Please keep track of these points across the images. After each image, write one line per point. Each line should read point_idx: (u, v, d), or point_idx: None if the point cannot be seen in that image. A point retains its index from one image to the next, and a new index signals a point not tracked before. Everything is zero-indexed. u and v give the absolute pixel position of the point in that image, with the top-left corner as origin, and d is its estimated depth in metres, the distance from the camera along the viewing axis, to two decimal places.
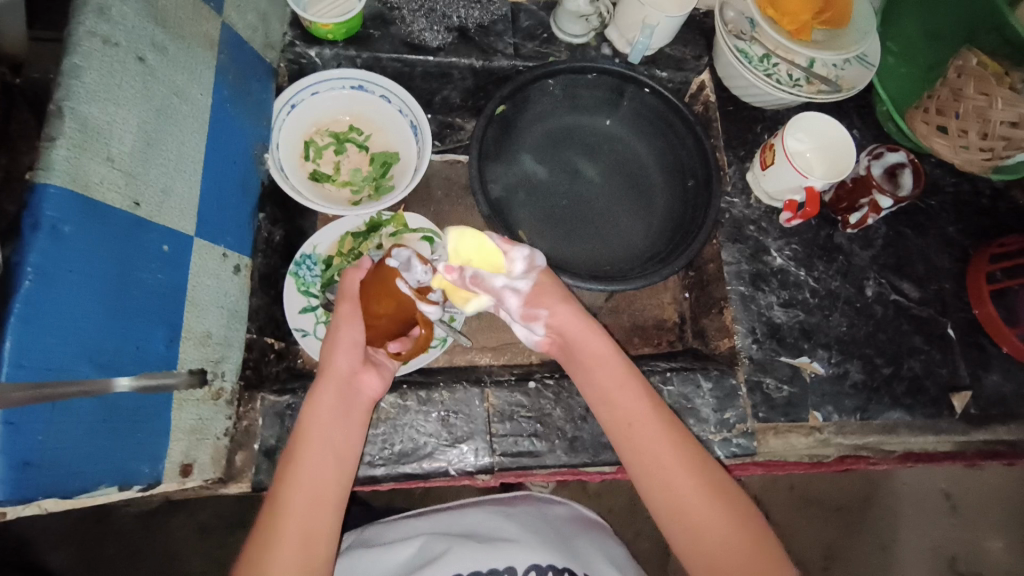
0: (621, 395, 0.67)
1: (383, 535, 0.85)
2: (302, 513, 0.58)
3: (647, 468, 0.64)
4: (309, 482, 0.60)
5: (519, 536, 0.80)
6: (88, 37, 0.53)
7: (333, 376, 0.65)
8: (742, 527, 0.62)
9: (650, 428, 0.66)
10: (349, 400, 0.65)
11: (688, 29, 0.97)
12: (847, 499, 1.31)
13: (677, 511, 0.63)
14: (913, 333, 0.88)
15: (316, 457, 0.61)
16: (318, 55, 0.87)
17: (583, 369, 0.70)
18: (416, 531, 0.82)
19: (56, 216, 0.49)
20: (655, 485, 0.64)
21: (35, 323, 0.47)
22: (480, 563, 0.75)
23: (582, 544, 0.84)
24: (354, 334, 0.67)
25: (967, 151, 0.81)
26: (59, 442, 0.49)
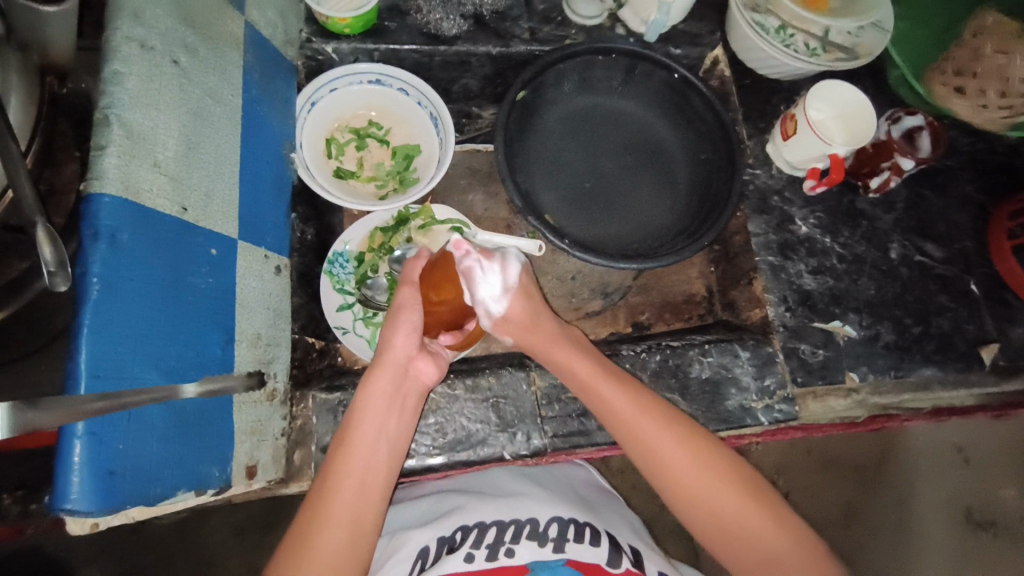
0: (619, 404, 0.68)
1: (407, 493, 0.84)
2: (349, 499, 0.60)
3: (654, 466, 0.66)
4: (356, 468, 0.61)
5: (539, 489, 0.77)
6: (126, 42, 0.53)
7: (388, 361, 0.66)
8: (760, 511, 0.63)
9: (654, 429, 0.67)
10: (404, 388, 0.66)
11: (701, 3, 0.98)
12: (866, 459, 1.33)
13: (695, 502, 0.65)
14: (939, 291, 0.90)
15: (365, 445, 0.63)
16: (336, 50, 0.86)
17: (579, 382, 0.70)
18: (438, 489, 0.81)
19: (112, 224, 0.49)
20: (669, 479, 0.66)
21: (103, 333, 0.47)
22: (499, 513, 0.73)
23: (608, 507, 0.82)
24: (412, 319, 0.68)
25: (988, 110, 0.85)
26: (135, 451, 0.50)
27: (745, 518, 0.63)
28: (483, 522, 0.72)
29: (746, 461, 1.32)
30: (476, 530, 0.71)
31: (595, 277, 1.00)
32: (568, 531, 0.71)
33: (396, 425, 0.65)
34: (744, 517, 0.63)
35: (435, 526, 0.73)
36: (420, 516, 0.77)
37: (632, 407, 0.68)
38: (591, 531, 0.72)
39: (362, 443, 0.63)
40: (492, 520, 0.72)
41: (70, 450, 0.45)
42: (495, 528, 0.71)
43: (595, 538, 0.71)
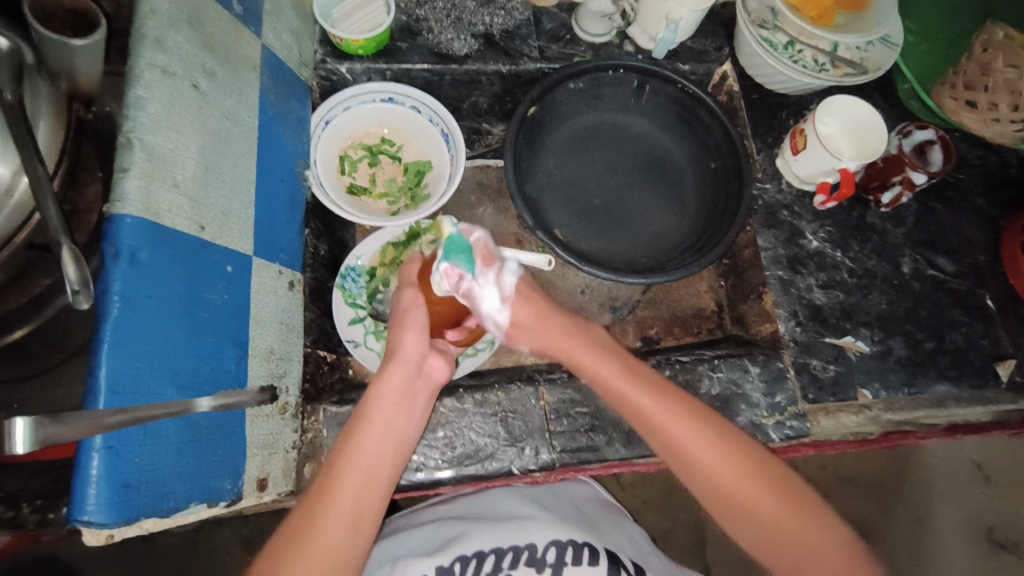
0: (662, 413, 0.66)
1: (412, 519, 0.85)
2: (348, 504, 0.58)
3: (687, 469, 0.65)
4: (360, 471, 0.59)
5: (538, 511, 0.77)
6: (148, 68, 0.55)
7: (399, 357, 0.65)
8: (800, 514, 0.63)
9: (689, 434, 0.65)
10: (413, 390, 0.65)
11: (708, 20, 0.99)
12: (881, 476, 1.31)
13: (734, 505, 0.64)
14: (953, 306, 0.89)
15: (367, 448, 0.61)
16: (349, 70, 0.88)
17: (616, 389, 0.68)
18: (442, 515, 0.82)
19: (133, 244, 0.51)
20: (713, 487, 0.64)
21: (122, 350, 0.49)
22: (498, 541, 0.73)
23: (611, 523, 0.82)
24: (419, 317, 0.66)
25: (998, 124, 0.82)
26: (150, 464, 0.51)
27: (783, 519, 0.63)
28: (482, 551, 0.72)
29: None
30: (474, 559, 0.72)
31: (604, 291, 1.00)
32: (566, 554, 0.71)
33: (404, 428, 0.64)
34: (786, 516, 0.63)
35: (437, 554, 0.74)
36: (422, 544, 0.78)
37: (669, 413, 0.66)
38: (590, 550, 0.72)
39: (367, 444, 0.61)
40: (491, 549, 0.73)
41: (89, 463, 0.46)
42: (494, 556, 0.72)
43: (593, 557, 0.71)
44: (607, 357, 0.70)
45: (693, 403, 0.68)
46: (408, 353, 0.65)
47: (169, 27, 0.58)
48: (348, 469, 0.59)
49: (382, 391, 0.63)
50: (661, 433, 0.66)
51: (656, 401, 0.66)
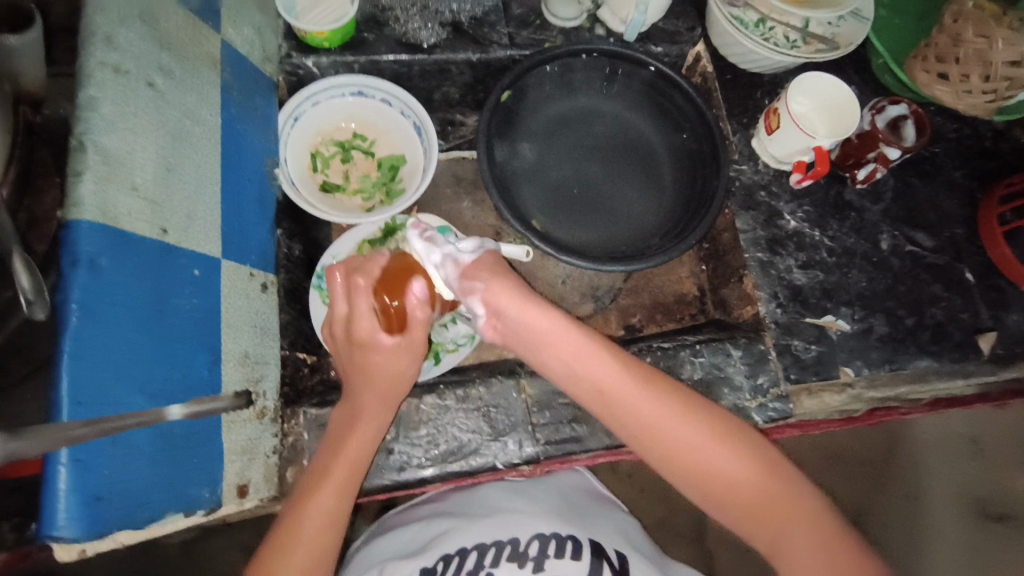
0: (607, 374, 0.63)
1: (397, 518, 0.85)
2: (331, 497, 0.62)
3: (647, 437, 0.62)
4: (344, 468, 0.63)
5: (524, 507, 0.77)
6: (99, 67, 0.53)
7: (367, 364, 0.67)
8: (772, 488, 0.59)
9: (641, 396, 0.62)
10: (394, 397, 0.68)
11: (679, 2, 0.98)
12: (872, 452, 1.32)
13: (684, 462, 0.61)
14: (932, 281, 0.89)
15: (355, 452, 0.64)
16: (315, 64, 0.86)
17: (580, 373, 0.64)
18: (428, 511, 0.82)
19: (92, 250, 0.49)
20: (666, 451, 0.61)
21: (84, 360, 0.47)
22: (482, 537, 0.73)
23: (595, 508, 0.83)
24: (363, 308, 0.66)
25: (971, 96, 0.82)
26: (122, 476, 0.50)
27: (751, 487, 0.59)
28: (465, 548, 0.72)
29: None
30: (456, 558, 0.71)
31: (585, 280, 1.00)
32: (549, 547, 0.71)
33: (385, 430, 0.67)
34: (748, 480, 0.59)
35: (420, 553, 0.74)
36: (407, 544, 0.77)
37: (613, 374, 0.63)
38: (573, 542, 0.71)
39: (352, 446, 0.64)
40: (474, 545, 0.72)
41: (55, 478, 0.45)
42: (477, 552, 0.71)
43: (576, 550, 0.70)
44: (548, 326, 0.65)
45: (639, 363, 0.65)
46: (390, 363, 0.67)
47: (119, 24, 0.56)
48: (335, 464, 0.63)
49: (372, 395, 0.66)
50: (609, 397, 0.63)
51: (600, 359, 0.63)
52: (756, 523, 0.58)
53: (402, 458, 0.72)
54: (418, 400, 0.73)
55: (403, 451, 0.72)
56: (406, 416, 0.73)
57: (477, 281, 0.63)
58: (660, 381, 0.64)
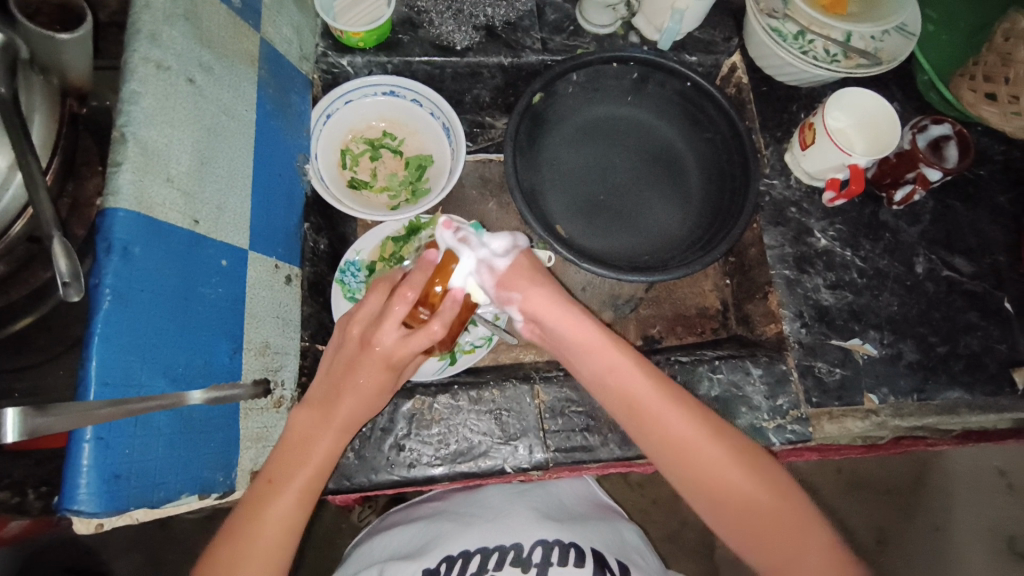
0: (651, 396, 0.65)
1: (400, 517, 0.86)
2: (277, 534, 0.58)
3: (683, 464, 0.63)
4: (294, 501, 0.59)
5: (524, 511, 0.78)
6: (143, 63, 0.55)
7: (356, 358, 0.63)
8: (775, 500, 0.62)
9: (678, 418, 0.64)
10: (353, 423, 0.63)
11: (717, 11, 0.96)
12: (897, 481, 1.28)
13: (712, 486, 0.63)
14: (968, 308, 0.86)
15: (301, 484, 0.60)
16: (350, 64, 0.88)
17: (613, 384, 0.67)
18: (432, 510, 0.83)
19: (125, 237, 0.51)
20: (696, 478, 0.63)
21: (113, 342, 0.49)
22: (484, 541, 0.74)
23: (597, 518, 0.82)
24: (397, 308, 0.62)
25: (1019, 117, 0.77)
26: (140, 454, 0.52)
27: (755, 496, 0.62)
28: (467, 550, 0.73)
29: None
30: (459, 560, 0.72)
31: (606, 288, 0.99)
32: (552, 554, 0.71)
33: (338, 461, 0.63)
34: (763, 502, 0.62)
35: (423, 553, 0.75)
36: (408, 544, 0.78)
37: (656, 395, 0.65)
38: (576, 551, 0.71)
39: (302, 477, 0.60)
40: (477, 548, 0.73)
41: (80, 453, 0.47)
42: (480, 556, 0.72)
43: (578, 559, 0.71)
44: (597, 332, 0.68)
45: (676, 385, 0.67)
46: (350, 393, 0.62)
47: (164, 22, 0.58)
48: (284, 499, 0.59)
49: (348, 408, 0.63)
50: (645, 412, 0.65)
51: (648, 379, 0.66)
52: (776, 551, 0.60)
53: (412, 455, 0.72)
54: (432, 399, 0.74)
55: (413, 448, 0.72)
56: (419, 414, 0.73)
57: (513, 292, 0.67)
58: (691, 405, 0.66)
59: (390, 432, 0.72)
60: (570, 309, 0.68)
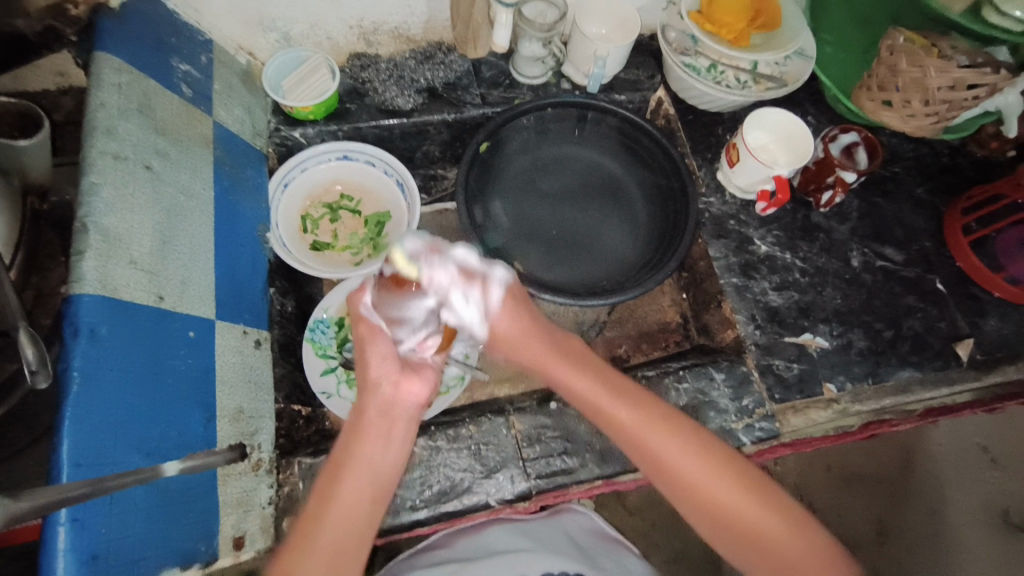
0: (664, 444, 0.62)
1: (398, 569, 0.82)
2: (332, 546, 0.54)
3: (696, 504, 0.61)
4: (349, 510, 0.56)
5: (533, 546, 0.80)
6: (100, 156, 0.59)
7: (375, 386, 0.63)
8: (781, 521, 0.60)
9: (689, 459, 0.62)
10: (398, 413, 0.62)
11: (636, 52, 1.05)
12: (887, 472, 1.30)
13: (712, 518, 0.61)
14: (905, 293, 0.92)
15: (352, 491, 0.57)
16: (303, 135, 0.94)
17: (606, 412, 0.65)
18: (435, 559, 0.81)
19: (92, 320, 0.54)
20: (693, 500, 0.61)
21: (85, 423, 0.51)
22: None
23: (604, 552, 0.85)
24: (381, 345, 0.64)
25: (915, 118, 0.87)
26: (118, 532, 0.52)
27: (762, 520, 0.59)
28: None
29: None
30: None
31: (571, 316, 1.03)
32: None
33: (396, 456, 0.61)
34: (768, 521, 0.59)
35: None
36: None
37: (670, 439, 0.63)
38: None
39: (350, 479, 0.58)
40: None
41: (55, 537, 0.47)
42: None
43: None
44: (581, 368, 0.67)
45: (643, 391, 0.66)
46: (381, 373, 0.63)
47: (119, 117, 0.63)
48: (337, 506, 0.56)
49: (366, 433, 0.60)
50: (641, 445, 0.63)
51: (623, 401, 0.65)
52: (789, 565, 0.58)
53: (396, 501, 0.72)
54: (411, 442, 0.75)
55: (397, 494, 0.73)
56: None
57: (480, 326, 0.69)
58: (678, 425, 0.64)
59: None
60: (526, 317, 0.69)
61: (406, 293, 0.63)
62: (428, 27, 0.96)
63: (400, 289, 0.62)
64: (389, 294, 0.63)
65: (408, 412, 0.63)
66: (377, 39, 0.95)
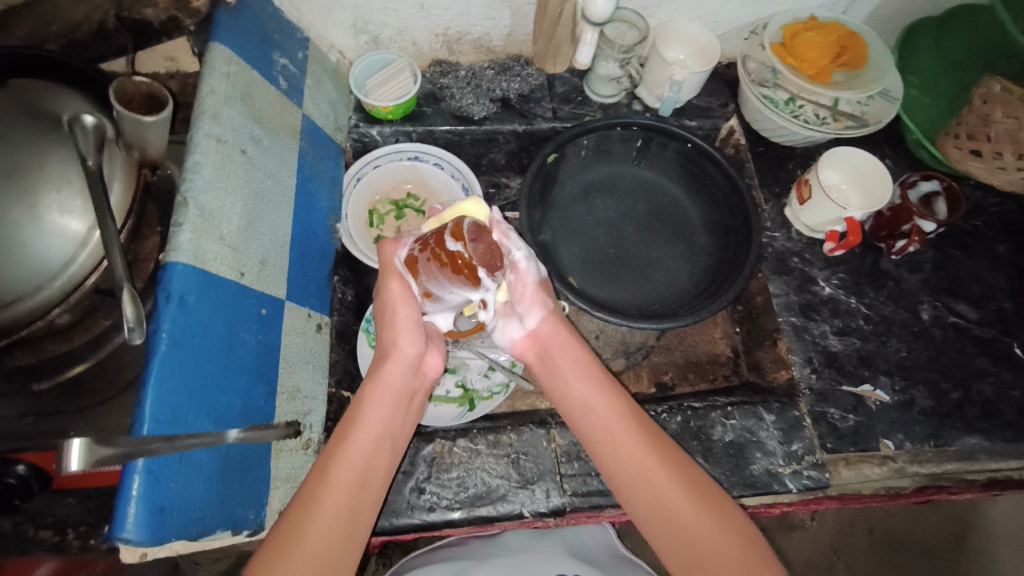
0: (629, 442, 0.66)
1: (418, 560, 0.88)
2: (350, 488, 0.60)
3: (641, 487, 0.64)
4: (366, 457, 0.62)
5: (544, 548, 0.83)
6: (205, 138, 0.64)
7: (399, 357, 0.69)
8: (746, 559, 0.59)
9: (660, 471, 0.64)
10: (412, 380, 0.69)
11: (712, 80, 1.05)
12: (934, 543, 1.23)
13: (653, 510, 0.63)
14: (978, 354, 0.87)
15: (370, 441, 0.63)
16: (379, 133, 0.98)
17: (596, 406, 0.69)
18: (450, 554, 0.86)
19: (182, 288, 0.57)
20: (636, 486, 0.64)
21: (166, 382, 0.55)
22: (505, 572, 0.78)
23: (617, 567, 0.86)
24: (409, 314, 0.70)
25: (1005, 172, 0.83)
26: (183, 489, 0.55)
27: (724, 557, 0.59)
28: None
29: (796, 539, 1.23)
30: None
31: (618, 337, 1.03)
32: None
33: (403, 420, 0.68)
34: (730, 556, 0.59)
35: None
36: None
37: (625, 427, 0.67)
38: None
39: (359, 450, 0.62)
40: None
41: (131, 485, 0.51)
42: None
43: None
44: (580, 366, 0.71)
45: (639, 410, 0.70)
46: (406, 343, 0.70)
47: (223, 103, 0.68)
48: (355, 453, 0.61)
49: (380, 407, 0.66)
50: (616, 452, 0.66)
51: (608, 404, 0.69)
52: None
53: (432, 499, 0.74)
54: (452, 442, 0.77)
55: (434, 492, 0.74)
56: (439, 458, 0.76)
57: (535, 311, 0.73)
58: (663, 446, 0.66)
59: (412, 476, 0.75)
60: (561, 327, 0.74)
61: (457, 281, 0.63)
62: (509, 40, 0.98)
63: (453, 275, 0.62)
64: (436, 270, 0.64)
65: (420, 380, 0.71)
66: (459, 48, 0.99)
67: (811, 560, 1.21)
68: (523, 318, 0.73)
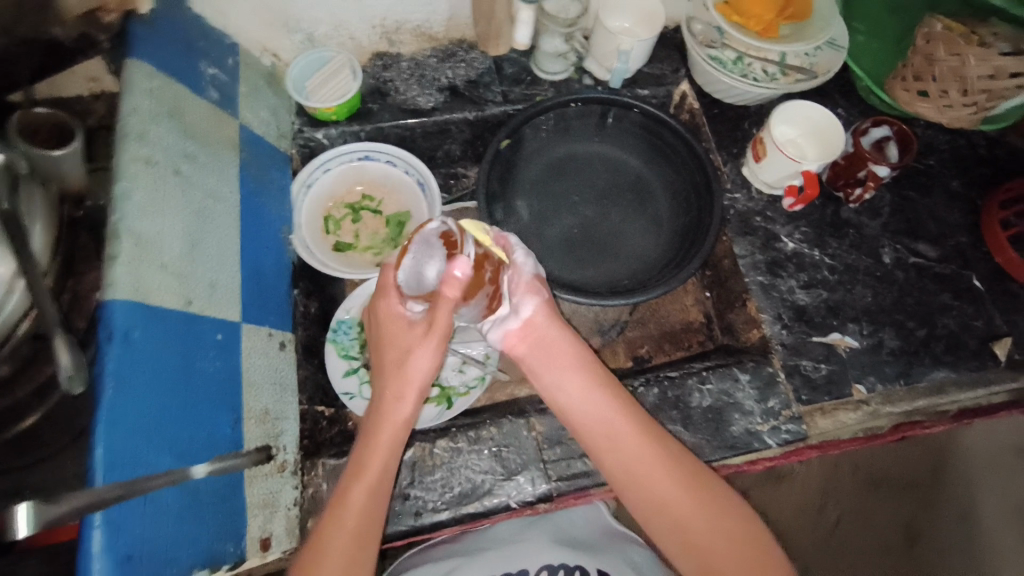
0: (643, 465, 0.64)
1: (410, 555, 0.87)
2: (362, 510, 0.61)
3: (655, 509, 0.64)
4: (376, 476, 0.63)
5: (534, 537, 0.83)
6: (132, 162, 0.61)
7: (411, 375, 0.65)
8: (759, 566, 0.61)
9: (672, 487, 0.63)
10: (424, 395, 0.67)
11: (660, 46, 1.03)
12: (916, 474, 1.26)
13: (672, 534, 0.63)
14: (940, 291, 0.89)
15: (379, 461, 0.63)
16: (325, 136, 0.94)
17: (605, 434, 0.66)
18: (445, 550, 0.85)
19: (126, 324, 0.55)
20: (654, 514, 0.64)
21: (120, 425, 0.52)
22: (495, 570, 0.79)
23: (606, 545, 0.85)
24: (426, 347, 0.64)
25: (952, 109, 0.84)
26: (150, 533, 0.53)
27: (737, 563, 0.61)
28: None
29: (785, 490, 1.26)
30: None
31: (592, 315, 1.02)
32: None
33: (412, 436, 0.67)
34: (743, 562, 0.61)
35: None
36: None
37: (641, 451, 0.65)
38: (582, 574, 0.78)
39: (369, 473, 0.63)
40: None
41: (91, 540, 0.48)
42: None
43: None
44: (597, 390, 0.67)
45: (652, 428, 0.67)
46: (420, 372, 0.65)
47: (150, 122, 0.64)
48: (360, 483, 0.62)
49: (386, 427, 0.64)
50: (633, 479, 0.64)
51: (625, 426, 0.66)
52: None
53: (418, 503, 0.73)
54: (432, 444, 0.76)
55: (418, 496, 0.74)
56: (421, 461, 0.75)
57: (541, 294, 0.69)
58: (677, 460, 0.65)
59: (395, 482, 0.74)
60: (563, 330, 0.70)
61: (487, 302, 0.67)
62: (450, 25, 0.95)
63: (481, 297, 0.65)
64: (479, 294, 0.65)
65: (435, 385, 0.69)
66: (399, 39, 0.95)
67: (800, 506, 1.24)
68: (518, 307, 0.69)
